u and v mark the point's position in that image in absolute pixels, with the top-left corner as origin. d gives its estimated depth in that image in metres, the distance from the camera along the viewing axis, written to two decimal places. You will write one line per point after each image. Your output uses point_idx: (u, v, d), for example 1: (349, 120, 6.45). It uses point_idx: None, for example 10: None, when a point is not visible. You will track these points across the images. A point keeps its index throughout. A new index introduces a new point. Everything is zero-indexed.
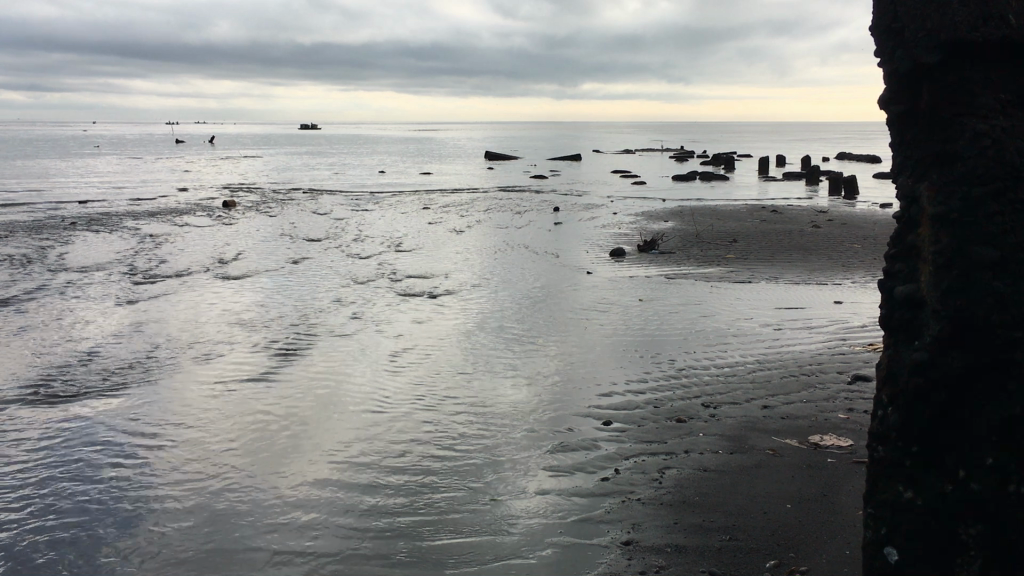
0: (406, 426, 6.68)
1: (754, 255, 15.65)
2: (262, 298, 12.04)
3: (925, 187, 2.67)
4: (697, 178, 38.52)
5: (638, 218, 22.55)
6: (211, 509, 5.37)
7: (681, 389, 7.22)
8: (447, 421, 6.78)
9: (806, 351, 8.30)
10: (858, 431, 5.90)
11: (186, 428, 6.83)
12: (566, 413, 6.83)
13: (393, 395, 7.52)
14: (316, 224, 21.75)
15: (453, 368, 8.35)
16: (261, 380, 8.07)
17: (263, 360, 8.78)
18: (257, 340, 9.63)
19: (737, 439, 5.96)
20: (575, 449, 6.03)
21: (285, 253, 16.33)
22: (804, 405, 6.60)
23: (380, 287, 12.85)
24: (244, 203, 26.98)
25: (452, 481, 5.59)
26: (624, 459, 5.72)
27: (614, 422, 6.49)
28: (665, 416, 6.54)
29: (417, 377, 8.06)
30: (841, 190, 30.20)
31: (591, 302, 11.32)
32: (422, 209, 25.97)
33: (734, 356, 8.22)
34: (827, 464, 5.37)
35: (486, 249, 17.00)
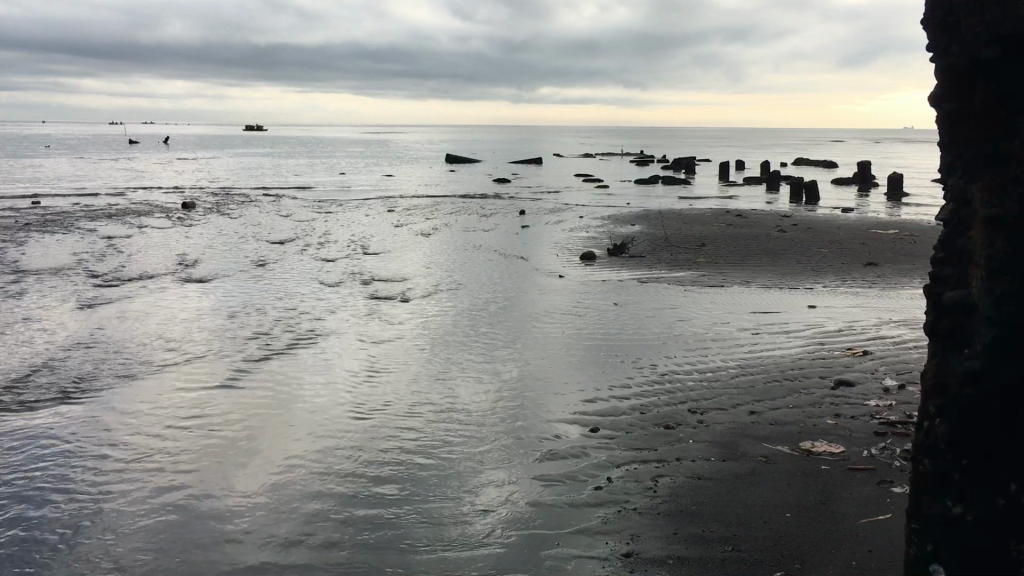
0: (385, 434, 6.61)
1: (724, 259, 15.81)
2: (226, 302, 11.87)
3: (977, 188, 2.57)
4: (658, 182, 38.86)
5: (604, 222, 22.69)
6: (190, 522, 5.25)
7: (665, 395, 7.23)
8: (426, 428, 6.72)
9: (786, 355, 8.37)
10: (850, 438, 5.96)
11: (156, 436, 6.72)
12: (549, 420, 6.79)
13: (370, 401, 7.44)
14: (279, 226, 21.55)
15: (429, 373, 8.28)
16: (232, 387, 7.94)
17: (232, 366, 8.65)
18: (226, 344, 9.53)
19: (729, 445, 5.99)
20: (563, 456, 6.00)
21: (248, 256, 16.14)
22: (789, 411, 6.65)
23: (348, 291, 12.75)
24: (202, 205, 26.67)
25: (435, 491, 5.53)
26: (616, 467, 5.71)
27: (601, 429, 6.48)
28: (653, 422, 6.54)
29: (391, 383, 7.99)
30: (803, 195, 30.62)
31: (564, 306, 11.34)
32: (386, 212, 25.91)
33: (715, 361, 8.26)
34: (822, 471, 5.41)
35: (454, 252, 16.96)
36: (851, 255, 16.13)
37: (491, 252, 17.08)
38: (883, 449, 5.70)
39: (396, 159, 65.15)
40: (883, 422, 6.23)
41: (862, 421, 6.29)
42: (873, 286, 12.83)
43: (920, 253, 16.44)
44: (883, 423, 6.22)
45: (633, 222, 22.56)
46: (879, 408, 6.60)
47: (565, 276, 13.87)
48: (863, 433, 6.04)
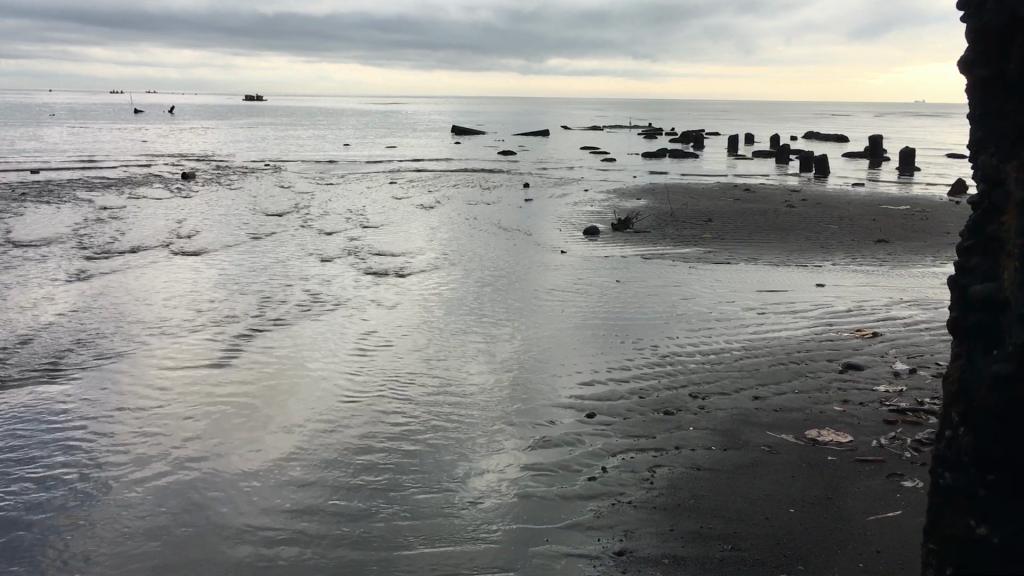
0: (375, 417, 6.56)
1: (730, 235, 15.74)
2: (221, 275, 11.82)
3: (1013, 165, 2.41)
4: (665, 156, 38.73)
5: (610, 196, 22.63)
6: (172, 504, 5.20)
7: (666, 378, 7.21)
8: (417, 412, 6.68)
9: (792, 337, 8.32)
10: (856, 426, 5.93)
11: (143, 413, 6.68)
12: (546, 405, 6.77)
13: (362, 381, 7.40)
14: (280, 198, 21.51)
15: (424, 353, 8.24)
16: (224, 363, 7.91)
17: (225, 341, 8.61)
18: (219, 318, 9.50)
19: (731, 433, 5.96)
20: (558, 444, 5.96)
21: (246, 229, 16.08)
22: (796, 396, 6.62)
23: (346, 265, 12.71)
24: (204, 176, 26.61)
25: (423, 480, 5.48)
26: (611, 456, 5.68)
27: (597, 415, 6.44)
28: (652, 408, 6.52)
29: (386, 362, 7.94)
30: (813, 170, 30.46)
31: (566, 283, 11.28)
32: (389, 184, 25.84)
33: (719, 342, 8.23)
34: (827, 463, 5.38)
35: (457, 226, 16.91)
36: (859, 233, 16.03)
37: (494, 226, 17.04)
38: (893, 438, 5.67)
39: (403, 130, 65.08)
40: (893, 410, 6.19)
41: (869, 408, 6.27)
42: (883, 265, 12.75)
43: (930, 230, 16.35)
44: (893, 410, 6.19)
45: (640, 197, 22.48)
46: (889, 393, 6.57)
47: (567, 252, 13.83)
48: (871, 421, 6.00)
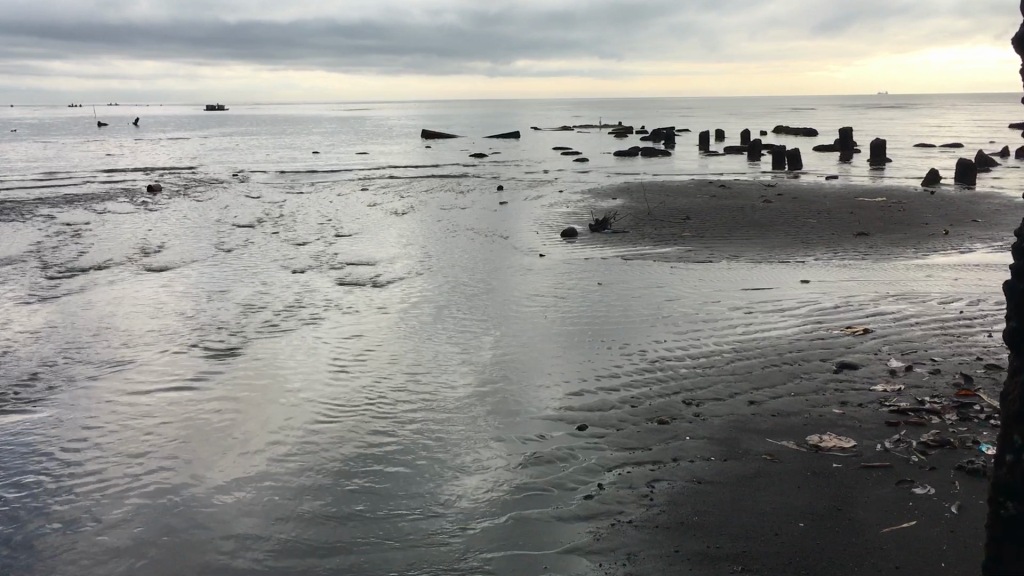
0: (355, 438, 6.44)
1: (709, 232, 15.80)
2: (191, 290, 11.68)
3: None
4: (636, 153, 38.89)
5: (584, 196, 22.66)
6: (148, 539, 5.07)
7: (657, 384, 7.16)
8: (398, 431, 6.56)
9: (783, 336, 8.34)
10: (858, 430, 5.90)
11: (113, 440, 6.53)
12: (535, 419, 6.68)
13: (341, 399, 7.27)
14: (249, 209, 21.32)
15: (404, 366, 8.14)
16: (196, 383, 7.77)
17: (196, 360, 8.47)
18: (190, 336, 9.34)
19: (729, 442, 5.89)
20: (550, 461, 5.84)
21: (214, 242, 15.91)
22: (792, 400, 6.60)
23: (319, 276, 12.61)
24: (170, 188, 26.35)
25: (409, 506, 5.36)
26: (607, 472, 5.57)
27: (589, 428, 6.35)
28: (645, 417, 6.45)
29: (364, 377, 7.83)
30: (785, 164, 30.69)
31: (547, 287, 11.26)
32: (361, 190, 25.72)
33: (709, 344, 8.22)
34: (833, 470, 5.32)
35: (432, 232, 16.86)
36: (836, 226, 16.14)
37: (469, 230, 16.98)
38: (897, 442, 5.65)
39: (371, 135, 64.97)
40: (893, 411, 6.19)
41: (868, 410, 6.26)
42: (864, 258, 12.85)
43: (907, 222, 16.52)
44: (893, 411, 6.19)
45: (615, 196, 22.52)
46: (887, 394, 6.58)
47: (546, 255, 13.83)
48: (873, 424, 5.99)
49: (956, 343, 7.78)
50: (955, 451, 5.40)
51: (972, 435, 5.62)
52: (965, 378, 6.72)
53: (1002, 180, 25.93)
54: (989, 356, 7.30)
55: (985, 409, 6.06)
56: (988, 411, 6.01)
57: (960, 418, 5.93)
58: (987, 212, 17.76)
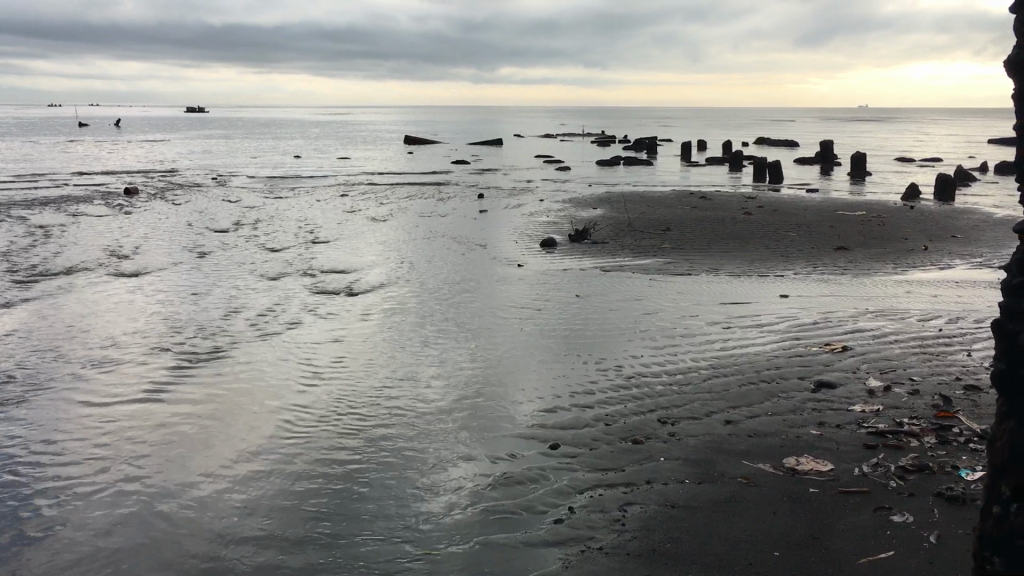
0: (319, 454, 6.31)
1: (689, 244, 15.83)
2: (161, 297, 11.53)
3: None
4: (619, 163, 39.01)
5: (565, 206, 22.67)
6: (100, 560, 4.92)
7: (633, 402, 7.11)
8: (364, 447, 6.42)
9: (761, 353, 8.35)
10: (835, 453, 5.87)
11: (70, 454, 6.38)
12: (508, 436, 6.59)
13: (308, 412, 7.16)
14: (225, 214, 21.17)
15: (374, 379, 8.02)
16: (159, 394, 7.62)
17: (161, 370, 8.33)
18: (157, 344, 9.21)
19: (704, 464, 5.82)
20: (520, 481, 5.73)
21: (188, 247, 15.75)
22: (769, 420, 6.58)
23: (293, 284, 12.49)
24: (147, 191, 26.16)
25: (372, 526, 5.20)
26: (579, 494, 5.47)
27: (561, 446, 6.26)
28: (619, 437, 6.37)
29: (332, 390, 7.70)
30: (766, 176, 30.87)
31: (525, 299, 11.24)
32: (340, 196, 25.63)
33: (687, 360, 8.21)
34: (810, 496, 5.27)
35: (410, 240, 16.79)
36: (816, 240, 16.21)
37: (448, 239, 16.93)
38: (875, 466, 5.62)
39: (354, 140, 64.91)
40: (871, 433, 6.18)
41: (845, 432, 6.23)
42: (844, 273, 12.92)
43: (887, 236, 16.64)
44: (871, 433, 6.18)
45: (596, 206, 22.54)
46: (865, 415, 6.57)
47: (524, 265, 13.80)
48: (851, 447, 5.96)
49: (934, 363, 7.83)
50: (933, 476, 5.38)
51: (951, 460, 5.62)
52: (944, 399, 6.75)
53: (981, 195, 26.18)
54: (968, 377, 7.34)
55: (964, 432, 6.07)
56: (967, 434, 6.03)
57: (938, 441, 5.94)
58: (966, 227, 17.93)
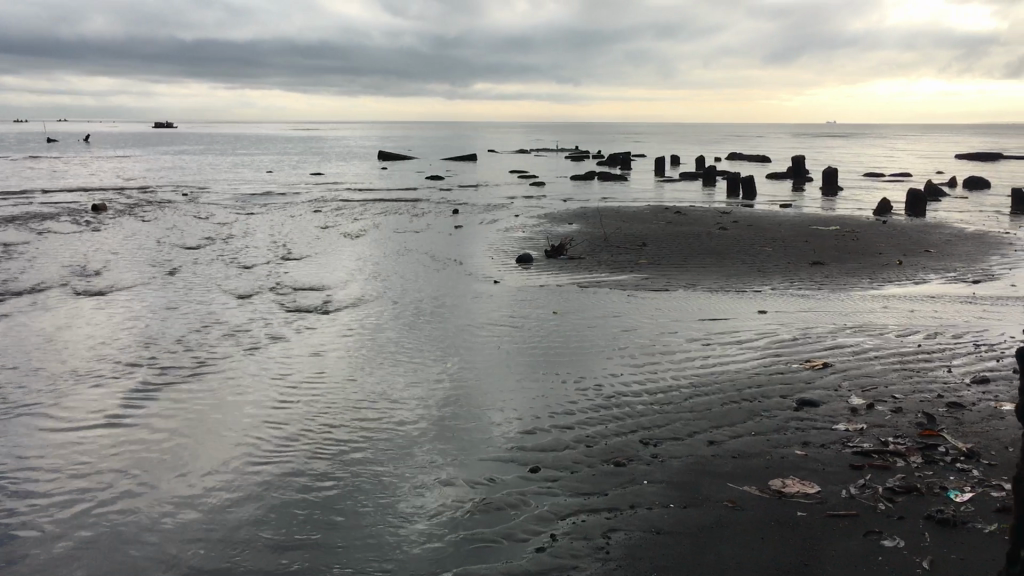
0: (291, 482, 6.17)
1: (665, 260, 15.91)
2: (127, 316, 11.36)
3: None
4: (593, 178, 39.24)
5: (540, 221, 22.70)
6: None
7: (614, 422, 7.01)
8: (336, 474, 6.29)
9: (741, 372, 8.33)
10: (822, 474, 5.79)
11: (30, 484, 6.20)
12: (486, 459, 6.45)
13: (278, 437, 7.01)
14: (196, 230, 21.00)
15: (347, 401, 7.89)
16: (124, 419, 7.46)
17: (127, 393, 8.16)
18: (123, 366, 9.03)
19: (689, 487, 5.69)
20: (499, 507, 5.56)
21: (157, 265, 15.56)
22: (753, 440, 6.50)
23: (265, 302, 12.36)
24: (116, 208, 25.90)
25: (345, 557, 5.06)
26: (561, 520, 5.32)
27: (542, 470, 6.12)
28: (601, 458, 6.25)
29: (304, 414, 7.57)
30: (739, 192, 31.12)
31: (501, 316, 11.18)
32: (313, 212, 25.52)
33: (667, 379, 8.17)
34: (798, 519, 5.17)
35: (384, 257, 16.72)
36: (791, 255, 16.34)
37: (422, 255, 16.88)
38: (863, 488, 5.54)
39: (327, 156, 64.83)
40: (857, 452, 6.12)
41: (830, 452, 6.16)
42: (820, 288, 13.03)
43: (862, 251, 16.81)
44: (857, 453, 6.12)
45: (570, 222, 22.59)
46: (850, 433, 6.53)
47: (500, 282, 13.76)
48: (837, 467, 5.89)
49: (915, 380, 7.87)
50: (922, 498, 5.33)
51: (939, 481, 5.58)
52: (927, 417, 6.75)
53: (951, 210, 26.54)
54: (949, 394, 7.37)
55: (950, 452, 6.05)
56: (953, 454, 6.01)
57: (925, 461, 5.90)
58: (938, 241, 18.19)
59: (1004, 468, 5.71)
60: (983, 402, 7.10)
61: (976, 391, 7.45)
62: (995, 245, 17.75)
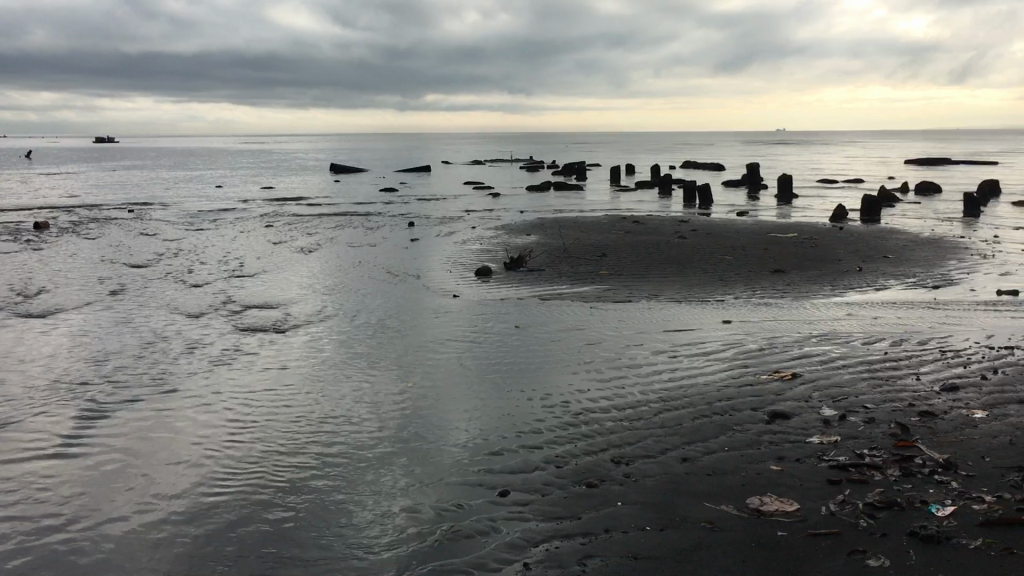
0: (247, 511, 6.03)
1: (626, 270, 15.98)
2: (73, 339, 11.11)
3: None
4: (548, 188, 39.37)
5: (498, 232, 22.71)
6: None
7: (584, 441, 6.95)
8: (295, 501, 6.15)
9: (710, 385, 8.34)
10: (800, 490, 5.76)
11: None
12: (453, 483, 6.31)
13: (231, 467, 6.81)
14: (145, 248, 20.67)
15: (306, 424, 7.75)
16: (71, 449, 7.26)
17: (74, 421, 7.96)
18: (68, 393, 8.79)
19: (665, 507, 5.61)
20: (467, 535, 5.41)
21: (104, 285, 15.27)
22: (727, 456, 6.48)
23: (218, 321, 12.17)
24: (61, 226, 25.42)
25: None
26: (533, 547, 5.18)
27: (511, 493, 6.00)
28: (573, 480, 6.16)
29: (260, 438, 7.42)
30: (695, 200, 31.42)
31: (462, 332, 11.11)
32: (265, 227, 25.27)
33: (636, 394, 8.15)
34: (779, 540, 5.12)
35: (340, 272, 16.59)
36: (750, 263, 16.50)
37: (379, 269, 16.78)
38: (842, 504, 5.52)
39: (279, 169, 64.24)
40: (834, 466, 6.12)
41: (806, 467, 6.16)
42: (782, 296, 13.17)
43: (821, 258, 17.04)
44: (833, 467, 6.13)
45: (528, 232, 22.64)
46: (824, 446, 6.55)
47: (460, 296, 13.71)
48: (815, 482, 5.88)
49: (885, 389, 7.95)
50: (904, 513, 5.34)
51: (919, 494, 5.59)
52: (901, 427, 6.81)
53: (903, 215, 27.00)
54: (920, 403, 7.45)
55: (926, 463, 6.08)
56: (930, 465, 6.04)
57: (903, 474, 5.93)
58: (895, 247, 18.50)
59: (981, 479, 5.76)
60: (954, 410, 7.19)
61: (946, 398, 7.54)
62: (950, 250, 18.06)
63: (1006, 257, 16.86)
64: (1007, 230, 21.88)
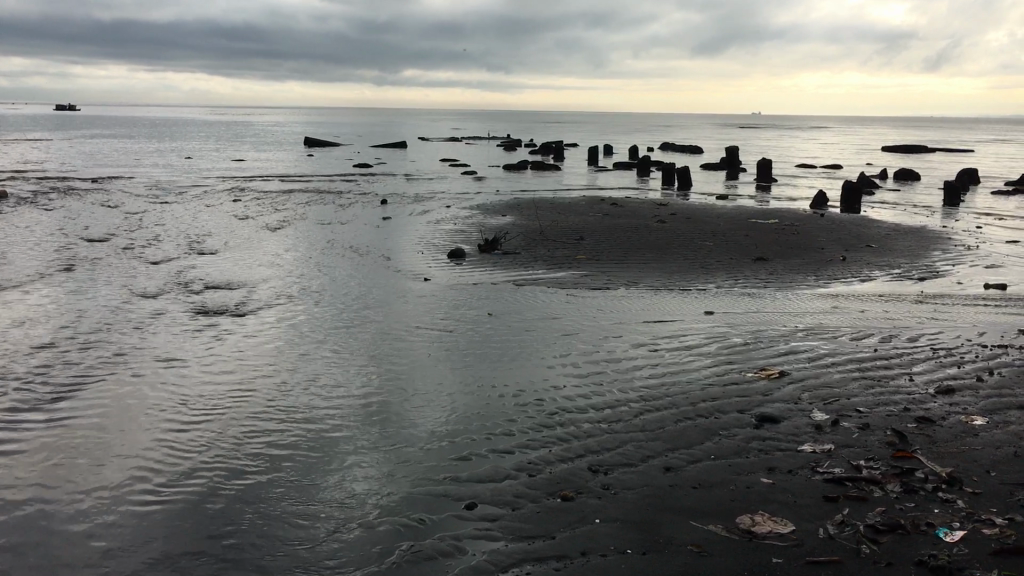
0: (193, 516, 5.95)
1: (605, 255, 15.96)
2: (24, 315, 10.93)
3: None
4: (525, 167, 39.21)
5: (474, 213, 22.60)
6: None
7: (558, 446, 6.91)
8: (245, 508, 6.07)
9: (692, 383, 8.34)
10: (795, 509, 5.73)
11: None
12: (422, 493, 6.23)
13: (193, 466, 6.71)
14: (106, 220, 20.41)
15: (267, 418, 7.66)
16: (14, 439, 7.14)
17: (17, 406, 7.82)
18: (15, 372, 8.66)
19: (646, 528, 5.55)
20: (431, 557, 5.30)
21: (61, 259, 15.03)
22: (711, 467, 6.46)
23: (177, 300, 12.04)
24: (21, 195, 25.06)
25: None
26: (502, 572, 5.07)
27: (480, 507, 5.93)
28: (546, 492, 6.11)
29: (215, 432, 7.33)
30: (673, 181, 31.42)
31: (436, 318, 11.07)
32: (234, 202, 25.00)
33: (614, 392, 8.13)
34: (774, 565, 5.06)
35: (308, 251, 16.48)
36: (726, 250, 16.51)
37: (349, 249, 16.66)
38: (841, 526, 5.49)
39: (251, 142, 63.68)
40: (830, 480, 6.12)
41: (797, 481, 6.15)
42: (764, 286, 13.20)
43: (802, 246, 17.07)
44: (829, 481, 6.12)
45: (504, 213, 22.55)
46: (818, 457, 6.56)
47: (432, 279, 13.64)
48: (810, 499, 5.87)
49: (879, 390, 7.98)
50: (908, 537, 5.30)
51: (922, 516, 5.57)
52: (898, 435, 6.83)
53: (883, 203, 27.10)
54: (917, 407, 7.48)
55: (930, 478, 6.09)
56: (934, 481, 6.04)
57: (905, 491, 5.93)
58: (876, 236, 18.57)
59: (988, 498, 5.76)
60: (953, 417, 7.22)
61: (943, 402, 7.57)
62: (932, 240, 18.15)
63: (987, 249, 17.01)
64: (988, 222, 22.03)
